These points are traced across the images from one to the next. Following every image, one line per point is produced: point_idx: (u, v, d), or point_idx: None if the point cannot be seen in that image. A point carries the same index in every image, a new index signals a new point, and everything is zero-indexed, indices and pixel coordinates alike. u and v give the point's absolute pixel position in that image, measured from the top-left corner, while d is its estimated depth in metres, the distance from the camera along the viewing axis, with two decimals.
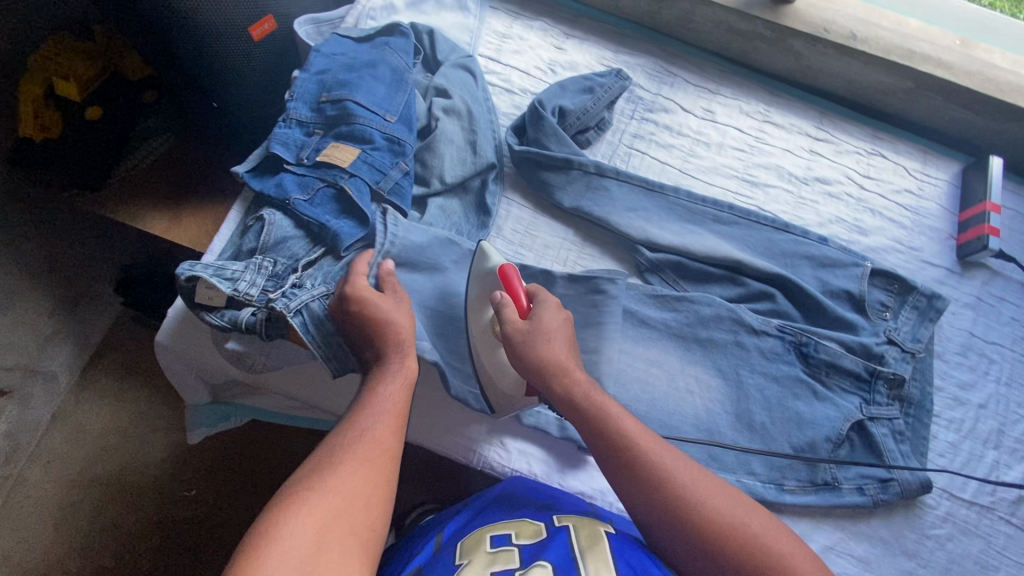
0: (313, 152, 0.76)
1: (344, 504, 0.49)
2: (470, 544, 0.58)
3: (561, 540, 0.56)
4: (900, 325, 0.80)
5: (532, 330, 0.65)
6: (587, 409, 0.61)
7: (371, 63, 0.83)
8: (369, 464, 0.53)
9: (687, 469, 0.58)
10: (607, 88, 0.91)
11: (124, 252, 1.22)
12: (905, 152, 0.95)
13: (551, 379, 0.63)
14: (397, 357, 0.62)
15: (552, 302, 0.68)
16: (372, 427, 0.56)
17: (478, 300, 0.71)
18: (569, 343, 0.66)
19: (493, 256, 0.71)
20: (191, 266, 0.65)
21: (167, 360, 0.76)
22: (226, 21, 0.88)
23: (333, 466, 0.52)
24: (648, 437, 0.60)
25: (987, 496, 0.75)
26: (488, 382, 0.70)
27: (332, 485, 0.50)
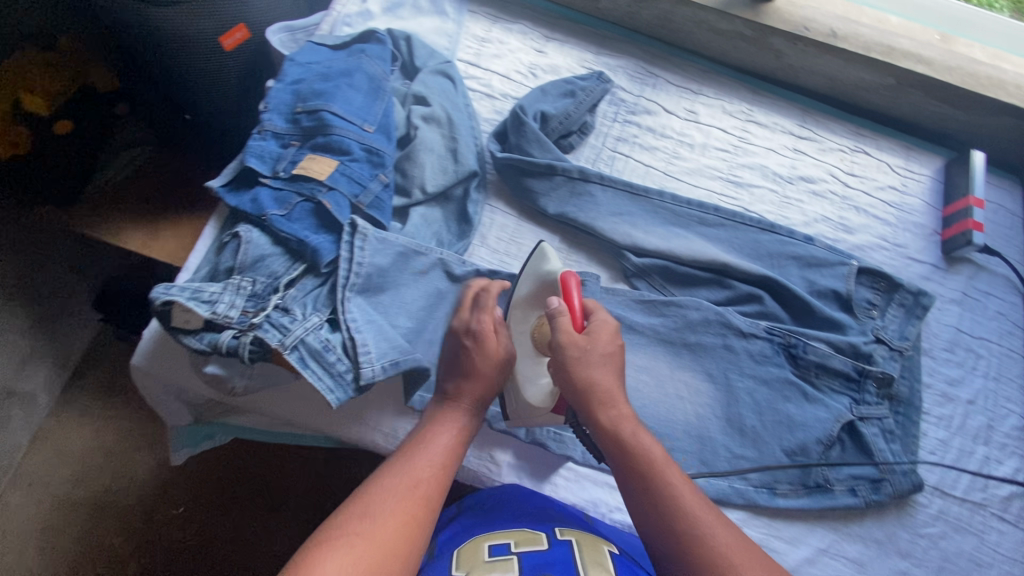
0: (289, 164, 0.74)
1: (380, 554, 0.50)
2: (468, 554, 0.57)
3: (562, 555, 0.55)
4: (887, 323, 0.80)
5: (586, 350, 0.64)
6: (628, 443, 0.60)
7: (346, 71, 0.80)
8: (410, 516, 0.54)
9: (720, 527, 0.54)
10: (588, 91, 0.90)
11: (102, 266, 1.19)
12: (888, 149, 0.95)
13: (596, 408, 0.62)
14: (468, 409, 0.65)
15: (609, 326, 0.66)
16: (420, 477, 0.57)
17: (528, 301, 0.73)
18: (619, 372, 0.65)
19: (552, 260, 0.73)
20: (167, 289, 0.63)
21: (144, 383, 0.74)
22: (195, 32, 0.85)
23: (376, 511, 0.53)
24: (686, 486, 0.57)
25: (979, 492, 0.75)
26: (512, 388, 0.69)
27: (373, 531, 0.51)
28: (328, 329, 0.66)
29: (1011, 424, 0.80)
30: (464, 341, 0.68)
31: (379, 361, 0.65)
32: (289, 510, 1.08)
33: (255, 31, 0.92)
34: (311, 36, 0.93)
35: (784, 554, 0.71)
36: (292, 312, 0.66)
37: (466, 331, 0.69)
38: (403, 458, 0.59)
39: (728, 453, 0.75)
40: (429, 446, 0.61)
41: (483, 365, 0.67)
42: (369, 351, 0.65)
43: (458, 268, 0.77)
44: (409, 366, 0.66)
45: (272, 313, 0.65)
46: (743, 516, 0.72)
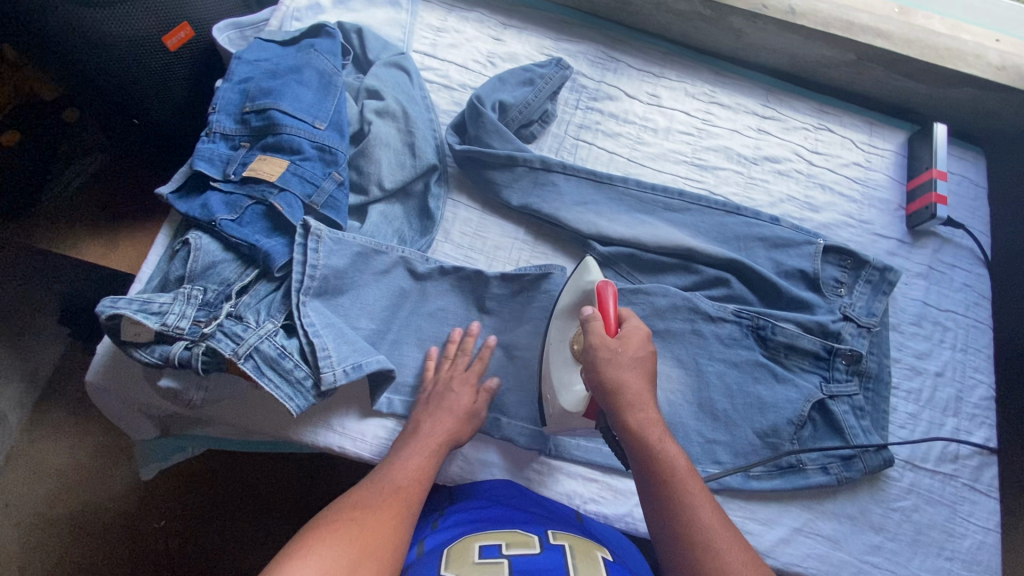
0: (239, 166, 0.72)
1: (371, 539, 0.51)
2: (457, 553, 0.54)
3: (557, 561, 0.53)
4: (854, 300, 0.80)
5: (617, 353, 0.61)
6: (654, 449, 0.57)
7: (295, 68, 0.78)
8: (395, 509, 0.55)
9: (738, 546, 0.52)
10: (547, 78, 0.88)
11: (65, 268, 1.11)
12: (851, 125, 0.94)
13: (626, 410, 0.58)
14: (440, 436, 0.65)
15: (643, 332, 0.63)
16: (403, 476, 0.59)
17: (569, 311, 0.70)
18: (651, 377, 0.61)
19: (593, 272, 0.70)
20: (114, 302, 0.60)
21: (102, 400, 0.71)
22: (132, 34, 0.82)
23: (364, 505, 0.55)
24: (708, 498, 0.55)
25: (949, 464, 0.76)
26: (550, 394, 0.68)
27: (363, 520, 0.53)
28: (284, 335, 0.64)
29: (978, 394, 0.80)
30: (440, 383, 0.69)
31: (338, 363, 0.63)
32: (277, 516, 1.04)
33: (200, 30, 0.89)
34: (260, 32, 0.90)
35: (759, 536, 0.71)
36: (246, 319, 0.64)
37: (444, 376, 0.70)
38: (385, 465, 0.61)
39: (701, 438, 0.74)
40: (407, 452, 0.63)
41: (459, 406, 0.68)
42: (327, 354, 0.63)
43: (421, 266, 0.75)
44: (371, 368, 0.64)
45: (224, 321, 0.63)
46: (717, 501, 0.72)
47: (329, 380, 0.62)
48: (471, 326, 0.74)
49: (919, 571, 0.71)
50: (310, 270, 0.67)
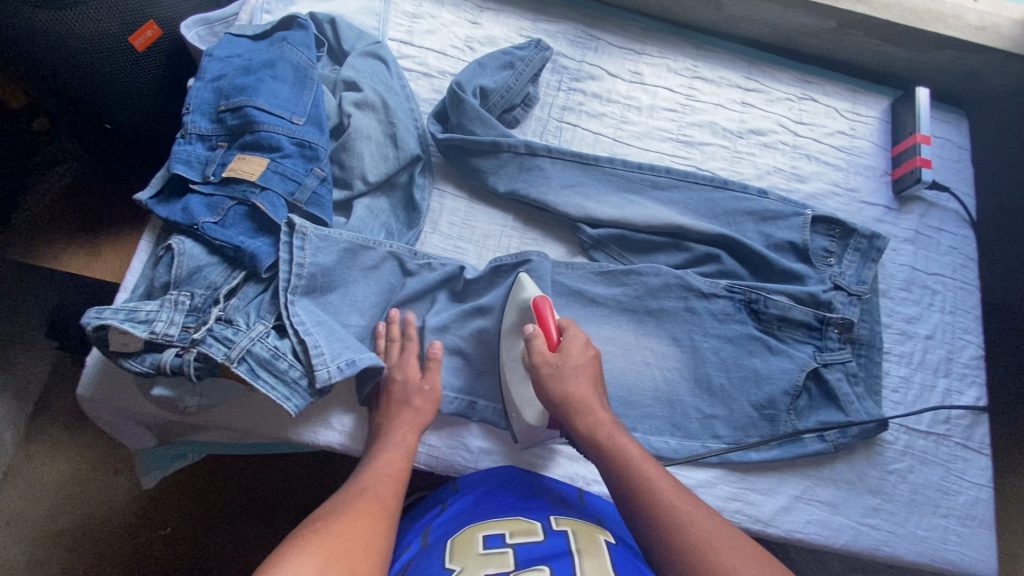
0: (219, 167, 0.70)
1: (343, 541, 0.49)
2: (461, 545, 0.55)
3: (559, 547, 0.53)
4: (844, 270, 0.80)
5: (558, 365, 0.64)
6: (606, 448, 0.60)
7: (268, 62, 0.76)
8: (366, 512, 0.53)
9: (699, 515, 0.54)
10: (528, 61, 0.86)
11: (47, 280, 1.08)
12: (835, 93, 0.94)
13: (574, 417, 0.62)
14: (403, 435, 0.64)
15: (580, 338, 0.66)
16: (370, 483, 0.58)
17: (512, 329, 0.71)
18: (595, 381, 0.65)
19: (529, 287, 0.71)
20: (99, 313, 0.59)
21: (97, 413, 0.70)
22: (98, 36, 0.79)
23: (333, 513, 0.53)
24: (664, 478, 0.58)
25: (942, 424, 0.78)
26: (513, 412, 0.68)
27: (333, 526, 0.51)
28: (276, 336, 0.64)
29: (969, 354, 0.82)
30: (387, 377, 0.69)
31: (330, 360, 0.62)
32: (280, 515, 1.04)
33: (169, 28, 0.87)
34: (230, 26, 0.88)
35: (760, 506, 0.72)
36: (236, 323, 0.63)
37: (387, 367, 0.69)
38: (353, 479, 0.60)
39: (699, 413, 0.75)
40: (374, 463, 0.61)
41: (411, 393, 0.68)
42: (320, 352, 0.62)
43: (409, 260, 0.74)
44: (365, 364, 0.63)
45: (214, 326, 0.62)
46: (718, 474, 0.73)
47: (322, 377, 0.62)
48: (390, 313, 0.72)
49: (917, 529, 0.73)
50: (297, 269, 0.66)
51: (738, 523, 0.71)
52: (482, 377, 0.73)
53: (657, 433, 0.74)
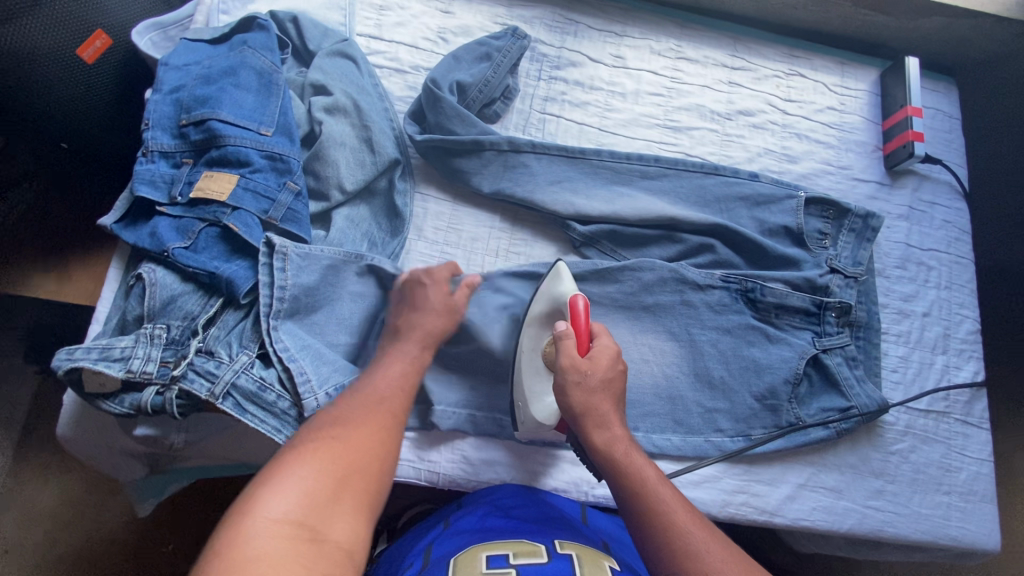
0: (186, 186, 0.66)
1: (355, 458, 0.49)
2: (464, 562, 0.53)
3: (564, 570, 0.52)
4: (840, 252, 0.78)
5: (586, 375, 0.63)
6: (622, 467, 0.59)
7: (229, 70, 0.71)
8: (377, 425, 0.53)
9: (717, 543, 0.52)
10: (505, 51, 0.81)
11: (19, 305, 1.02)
12: (823, 67, 0.91)
13: (591, 430, 0.61)
14: (420, 344, 0.64)
15: (612, 349, 0.65)
16: (382, 391, 0.57)
17: (541, 322, 0.69)
18: (618, 397, 0.64)
19: (564, 282, 0.69)
20: (70, 354, 0.56)
21: (80, 451, 0.68)
22: (42, 50, 0.73)
23: (345, 421, 0.52)
24: (680, 503, 0.56)
25: (941, 402, 0.77)
26: (520, 402, 0.67)
27: (345, 438, 0.50)
28: (261, 366, 0.61)
29: (965, 329, 0.81)
30: (413, 281, 0.68)
31: (322, 390, 0.61)
32: None
33: (119, 36, 0.81)
34: (186, 30, 0.82)
35: (766, 496, 0.72)
36: (218, 355, 0.61)
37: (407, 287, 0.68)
38: (362, 380, 0.59)
39: (700, 407, 0.75)
40: (386, 368, 0.61)
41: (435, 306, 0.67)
42: (306, 381, 0.61)
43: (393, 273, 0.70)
44: None
45: (195, 360, 0.59)
46: (723, 467, 0.73)
47: (312, 408, 0.59)
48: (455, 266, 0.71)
49: (920, 508, 0.73)
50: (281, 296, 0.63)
51: (745, 515, 0.71)
52: (481, 389, 0.71)
53: (659, 431, 0.73)
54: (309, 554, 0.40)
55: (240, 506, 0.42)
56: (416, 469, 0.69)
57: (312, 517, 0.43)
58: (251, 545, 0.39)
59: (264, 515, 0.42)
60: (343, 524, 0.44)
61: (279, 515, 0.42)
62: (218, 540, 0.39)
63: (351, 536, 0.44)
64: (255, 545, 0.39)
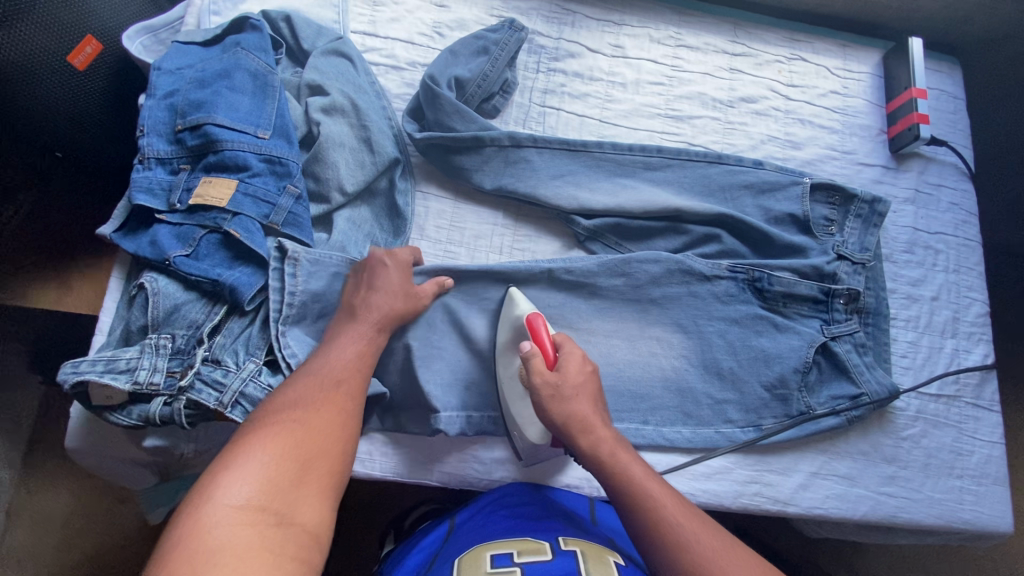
0: (184, 193, 0.65)
1: (315, 442, 0.50)
2: (469, 562, 0.54)
3: (569, 566, 0.52)
4: (847, 238, 0.77)
5: (558, 386, 0.62)
6: (609, 467, 0.59)
7: (224, 72, 0.70)
8: (336, 406, 0.54)
9: (706, 533, 0.54)
10: (503, 44, 0.80)
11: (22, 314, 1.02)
12: (825, 51, 0.90)
13: (577, 437, 0.60)
14: (374, 324, 0.62)
15: (578, 353, 0.64)
16: (343, 369, 0.57)
17: (508, 346, 0.69)
18: (595, 399, 0.63)
19: (520, 304, 0.69)
20: (75, 367, 0.56)
21: (90, 462, 0.67)
22: (35, 58, 0.72)
23: (302, 402, 0.52)
24: (669, 496, 0.57)
25: (952, 386, 0.77)
26: (514, 431, 0.67)
27: (304, 421, 0.51)
28: (268, 372, 0.61)
29: (975, 312, 0.81)
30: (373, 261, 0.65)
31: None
32: None
33: (109, 41, 0.79)
34: (177, 32, 0.81)
35: (779, 486, 0.72)
36: (225, 363, 0.60)
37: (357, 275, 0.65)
38: (319, 356, 0.58)
39: (710, 399, 0.74)
40: (342, 343, 0.60)
41: (394, 286, 0.65)
42: None
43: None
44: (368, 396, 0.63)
45: (202, 369, 0.59)
46: (734, 458, 0.73)
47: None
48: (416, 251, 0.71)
49: (933, 493, 0.73)
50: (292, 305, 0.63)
51: (758, 505, 0.71)
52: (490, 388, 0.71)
53: (669, 424, 0.73)
54: (274, 538, 0.42)
55: (199, 496, 0.43)
56: (429, 470, 0.69)
57: (275, 503, 0.44)
58: (215, 533, 0.40)
59: (225, 504, 0.42)
60: (307, 507, 0.45)
61: (241, 503, 0.43)
62: (180, 530, 0.40)
63: (316, 518, 0.46)
64: (219, 533, 0.40)
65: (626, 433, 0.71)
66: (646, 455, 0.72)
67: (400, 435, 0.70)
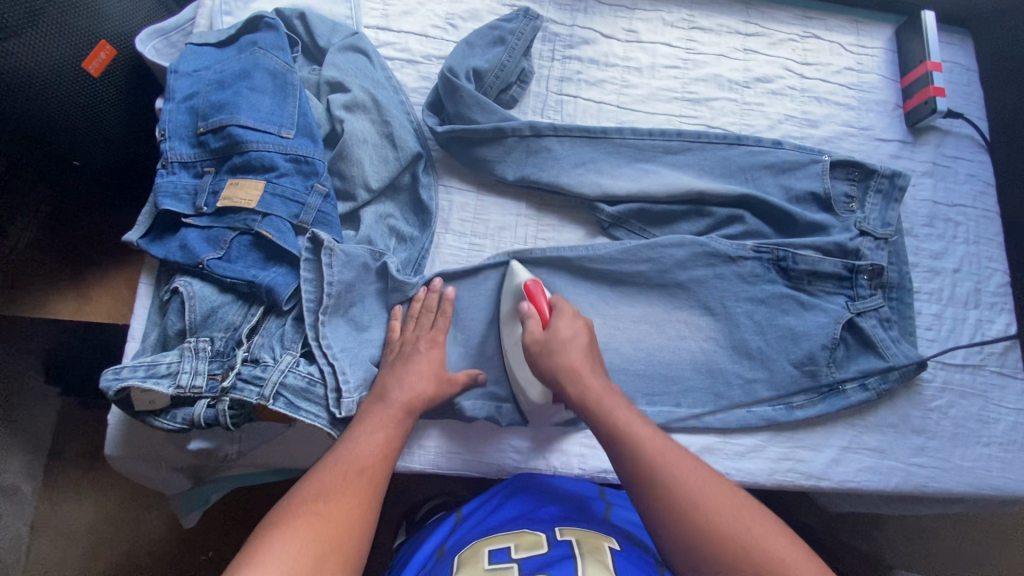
0: (211, 196, 0.65)
1: (338, 534, 0.48)
2: (466, 560, 0.54)
3: (563, 554, 0.52)
4: (868, 214, 0.78)
5: (548, 341, 0.64)
6: (597, 412, 0.59)
7: (243, 73, 0.69)
8: (361, 496, 0.52)
9: (692, 471, 0.54)
10: (519, 33, 0.79)
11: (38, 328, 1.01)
12: (838, 27, 0.90)
13: (566, 384, 0.61)
14: (405, 406, 0.60)
15: (569, 310, 0.66)
16: (370, 453, 0.55)
17: (510, 315, 0.70)
18: (587, 349, 0.64)
19: (521, 275, 0.71)
20: (116, 373, 0.56)
21: (128, 468, 0.67)
22: (53, 67, 0.72)
23: (326, 489, 0.51)
24: (656, 436, 0.57)
25: (976, 356, 0.78)
26: (517, 392, 0.68)
27: (326, 510, 0.49)
28: (306, 363, 0.62)
29: (996, 282, 0.82)
30: (409, 345, 0.65)
31: (356, 389, 0.62)
32: None
33: (121, 45, 0.79)
34: (188, 34, 0.80)
35: (811, 461, 0.73)
36: (263, 361, 0.61)
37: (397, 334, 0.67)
38: (348, 436, 0.57)
39: (739, 378, 0.75)
40: (371, 425, 0.58)
41: (428, 370, 0.63)
42: (347, 380, 0.62)
43: (398, 271, 0.68)
44: None
45: (243, 369, 0.59)
46: (766, 437, 0.74)
47: (348, 406, 0.61)
48: (433, 281, 0.69)
49: (962, 461, 0.74)
50: (334, 295, 0.63)
51: (792, 481, 0.72)
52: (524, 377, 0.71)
53: (702, 406, 0.74)
54: None
55: None
56: (467, 460, 0.69)
57: None
58: None
59: None
60: None
61: None
62: None
63: None
64: None
65: (660, 416, 0.72)
66: (680, 437, 0.73)
67: (437, 426, 0.69)
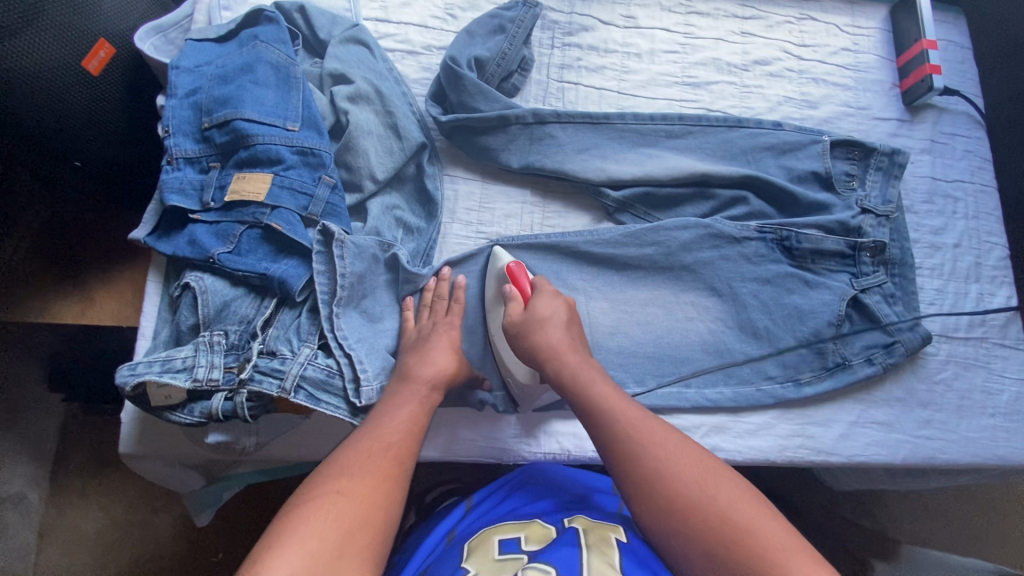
0: (218, 190, 0.65)
1: (364, 514, 0.48)
2: (476, 547, 0.55)
3: (570, 541, 0.53)
4: (869, 192, 0.79)
5: (526, 322, 0.65)
6: (573, 385, 0.60)
7: (245, 67, 0.69)
8: (387, 476, 0.52)
9: (666, 444, 0.54)
10: (519, 21, 0.80)
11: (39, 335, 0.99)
12: (834, 8, 0.90)
13: (544, 362, 0.62)
14: (429, 382, 0.61)
15: (548, 289, 0.67)
16: (394, 433, 0.55)
17: (493, 299, 0.71)
18: (566, 326, 0.65)
19: (504, 257, 0.71)
20: (133, 370, 0.57)
21: (144, 467, 0.67)
22: (54, 67, 0.71)
23: (350, 467, 0.51)
24: (630, 409, 0.57)
25: (979, 328, 0.79)
26: (507, 377, 0.69)
27: (351, 489, 0.49)
28: (323, 355, 0.62)
29: (996, 256, 0.83)
30: (428, 325, 0.67)
31: (374, 377, 0.62)
32: None
33: (121, 44, 0.78)
34: (186, 30, 0.80)
35: (821, 437, 0.74)
36: (280, 353, 0.61)
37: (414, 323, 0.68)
38: (375, 415, 0.57)
39: (748, 358, 0.76)
40: (396, 405, 0.58)
41: (446, 344, 0.65)
42: (364, 369, 0.62)
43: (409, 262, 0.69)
44: None
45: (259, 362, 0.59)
46: (775, 415, 0.75)
47: (368, 395, 0.61)
48: (441, 270, 0.70)
49: (968, 432, 0.75)
50: (348, 286, 0.64)
51: (803, 457, 0.73)
52: None
53: (712, 386, 0.74)
54: None
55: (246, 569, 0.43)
56: (482, 446, 0.69)
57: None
58: None
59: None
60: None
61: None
62: None
63: None
64: None
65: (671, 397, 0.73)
66: (691, 417, 0.74)
67: (450, 413, 0.70)
